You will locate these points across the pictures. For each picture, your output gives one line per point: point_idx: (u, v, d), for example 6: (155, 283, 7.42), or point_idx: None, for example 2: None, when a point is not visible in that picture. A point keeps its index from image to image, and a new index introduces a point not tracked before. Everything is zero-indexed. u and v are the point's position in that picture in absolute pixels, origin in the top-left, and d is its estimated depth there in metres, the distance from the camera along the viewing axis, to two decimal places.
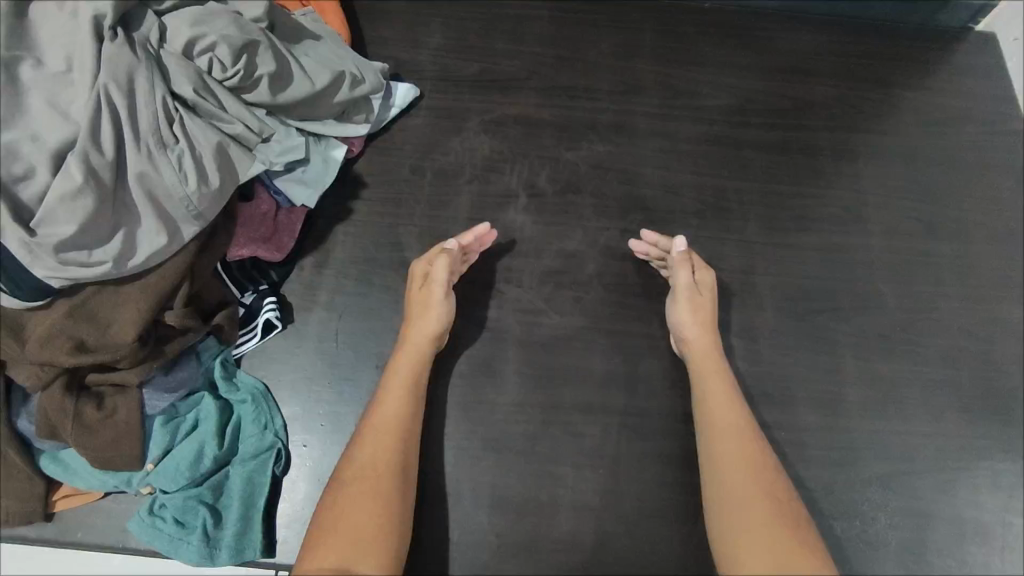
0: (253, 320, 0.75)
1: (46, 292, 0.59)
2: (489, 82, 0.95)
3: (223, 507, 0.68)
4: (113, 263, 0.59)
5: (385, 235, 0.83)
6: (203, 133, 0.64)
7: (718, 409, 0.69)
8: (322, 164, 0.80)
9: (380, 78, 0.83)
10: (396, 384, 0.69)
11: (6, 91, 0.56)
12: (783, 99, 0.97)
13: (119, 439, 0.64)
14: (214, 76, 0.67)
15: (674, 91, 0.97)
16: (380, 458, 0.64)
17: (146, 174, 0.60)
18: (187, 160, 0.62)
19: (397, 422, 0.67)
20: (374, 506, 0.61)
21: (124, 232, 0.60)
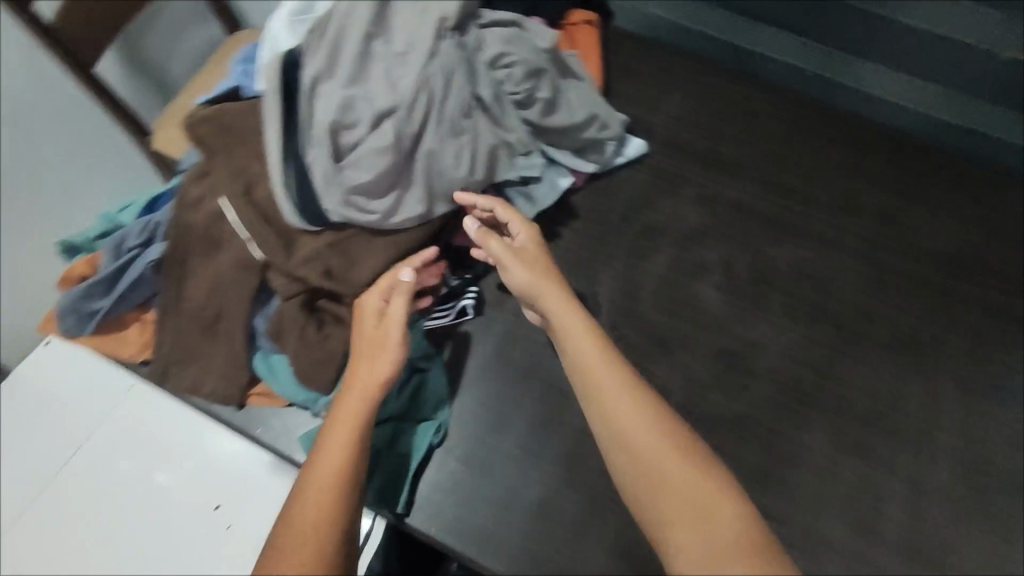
0: (452, 300, 0.82)
1: (323, 220, 0.70)
2: (711, 161, 0.99)
3: (381, 455, 0.75)
4: (382, 215, 0.69)
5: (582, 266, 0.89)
6: (486, 134, 0.74)
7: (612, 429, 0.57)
8: (549, 186, 0.87)
9: (620, 129, 0.90)
10: (341, 435, 0.59)
11: (361, 58, 0.69)
12: (1010, 264, 0.91)
13: (323, 362, 0.71)
14: (505, 88, 0.76)
15: (893, 221, 0.95)
16: (309, 532, 0.53)
17: (436, 155, 0.70)
18: (471, 151, 0.72)
19: (332, 485, 0.56)
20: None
21: (398, 193, 0.70)
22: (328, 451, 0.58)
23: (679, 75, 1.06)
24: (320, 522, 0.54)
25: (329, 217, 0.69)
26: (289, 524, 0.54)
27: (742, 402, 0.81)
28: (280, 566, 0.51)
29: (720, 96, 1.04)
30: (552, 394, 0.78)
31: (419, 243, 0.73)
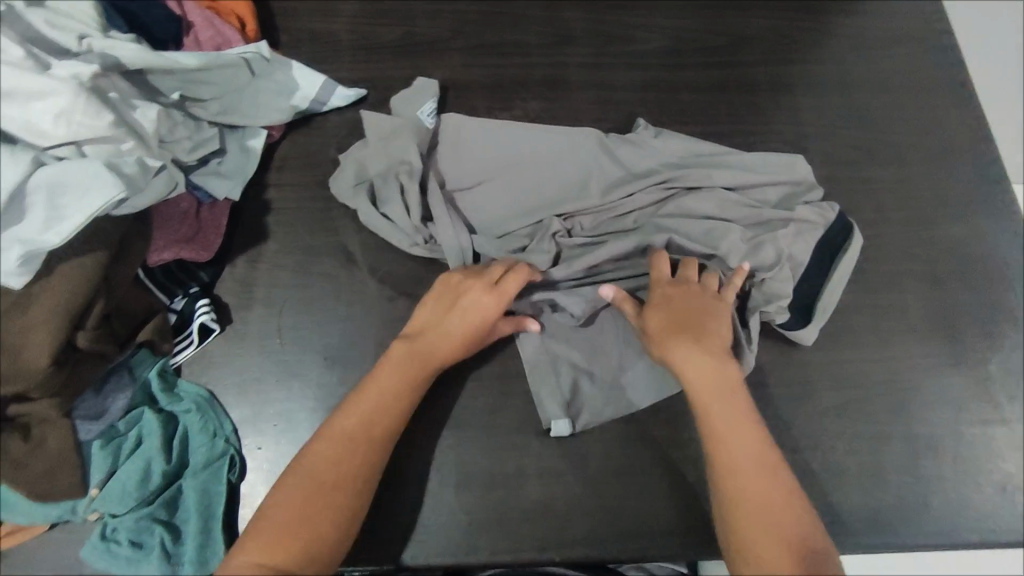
0: (187, 326, 0.71)
1: (31, 271, 0.56)
2: (412, 48, 0.90)
3: (181, 521, 0.65)
4: (61, 230, 0.56)
5: (318, 219, 0.78)
6: (139, 107, 0.63)
7: (714, 399, 0.64)
8: (240, 154, 0.76)
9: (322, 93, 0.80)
10: (389, 376, 0.66)
11: None
12: (717, 37, 0.93)
13: (55, 468, 0.61)
14: (123, 57, 0.62)
15: (605, 37, 0.92)
16: (374, 422, 0.64)
17: (64, 185, 0.56)
18: (818, 214, 0.78)
19: (370, 431, 0.63)
20: (325, 486, 0.60)
21: (65, 201, 0.56)
22: (369, 395, 0.65)
23: None
24: (386, 419, 0.64)
25: (19, 272, 0.56)
26: (367, 409, 0.64)
27: None
28: (293, 496, 0.59)
29: None
30: (341, 367, 0.73)
31: (91, 292, 0.60)
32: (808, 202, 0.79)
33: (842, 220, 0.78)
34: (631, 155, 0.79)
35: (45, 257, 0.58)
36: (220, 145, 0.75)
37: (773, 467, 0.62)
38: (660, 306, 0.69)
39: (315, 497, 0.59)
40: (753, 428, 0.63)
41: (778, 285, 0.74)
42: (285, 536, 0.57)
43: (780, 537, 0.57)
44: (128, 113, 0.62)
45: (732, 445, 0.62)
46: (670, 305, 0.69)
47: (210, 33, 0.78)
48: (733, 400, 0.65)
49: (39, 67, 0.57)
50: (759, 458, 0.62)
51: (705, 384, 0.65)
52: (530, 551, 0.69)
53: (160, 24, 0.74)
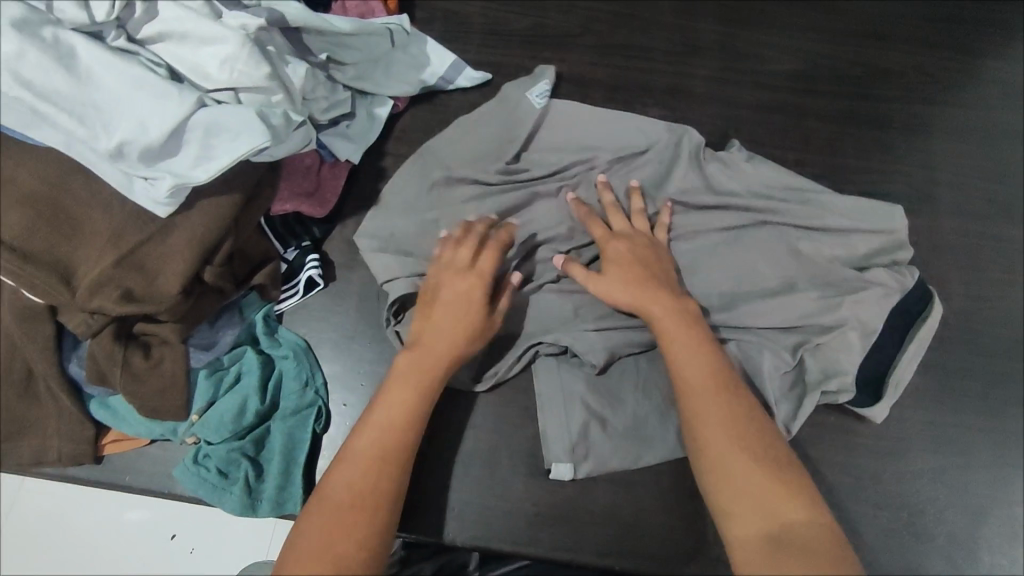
0: (295, 277, 0.74)
1: (179, 201, 0.61)
2: (538, 39, 0.90)
3: (265, 459, 0.68)
4: (212, 168, 0.59)
5: None
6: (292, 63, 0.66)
7: (688, 359, 0.62)
8: (367, 119, 0.79)
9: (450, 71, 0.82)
10: (397, 393, 0.63)
11: (80, 36, 0.56)
12: (854, 66, 0.89)
13: (166, 389, 0.65)
14: (288, 13, 0.64)
15: (735, 52, 0.90)
16: (384, 444, 0.60)
17: (218, 126, 0.59)
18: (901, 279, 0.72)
19: (382, 451, 0.60)
20: (375, 468, 0.59)
21: (219, 141, 0.60)
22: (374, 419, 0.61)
23: None
24: (394, 439, 0.61)
25: (169, 200, 0.60)
26: (395, 394, 0.63)
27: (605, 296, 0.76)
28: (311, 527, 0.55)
29: None
30: None
31: (222, 231, 0.63)
32: (894, 262, 0.74)
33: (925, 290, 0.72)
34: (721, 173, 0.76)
35: (189, 192, 0.61)
36: (350, 109, 0.77)
37: (745, 426, 0.58)
38: (611, 258, 0.68)
39: (367, 481, 0.58)
40: (727, 387, 0.60)
41: (841, 360, 0.71)
42: (348, 517, 0.56)
43: (761, 503, 0.54)
44: (282, 68, 0.65)
45: (697, 405, 0.60)
46: (623, 254, 0.68)
47: (356, 1, 0.81)
48: (702, 354, 0.62)
49: (214, 14, 0.61)
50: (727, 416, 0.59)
51: (690, 359, 0.62)
52: (592, 556, 0.68)
53: None
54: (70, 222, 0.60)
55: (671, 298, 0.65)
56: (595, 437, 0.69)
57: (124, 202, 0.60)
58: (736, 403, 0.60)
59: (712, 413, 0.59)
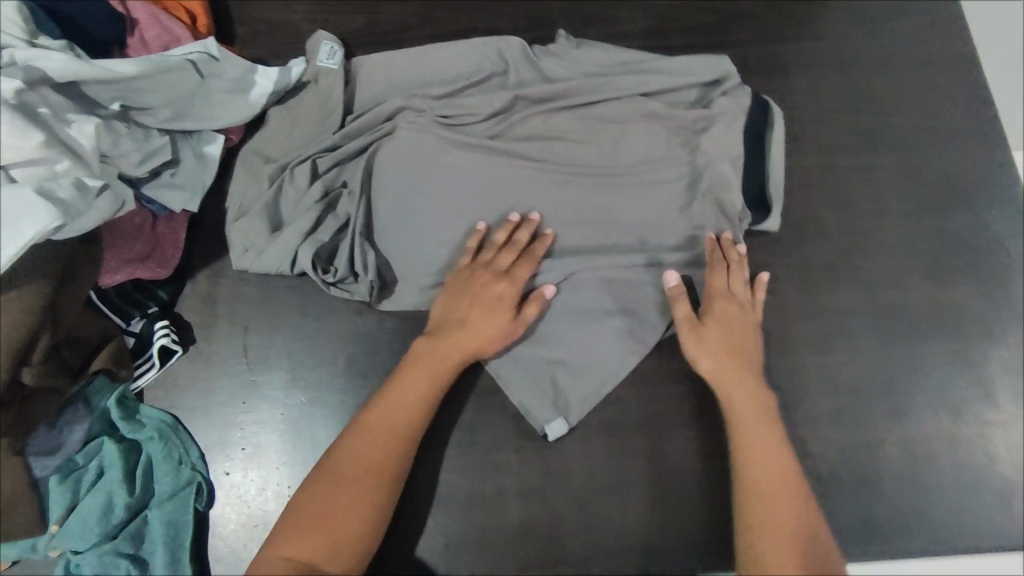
0: (147, 349, 0.68)
1: None
2: (377, 37, 0.84)
3: (148, 554, 0.63)
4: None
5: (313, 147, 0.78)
6: (79, 124, 0.59)
7: (738, 379, 0.65)
8: (196, 163, 0.72)
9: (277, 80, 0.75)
10: (419, 377, 0.64)
11: None
12: (704, 14, 0.87)
13: (10, 508, 0.58)
14: (49, 68, 0.57)
15: (585, 19, 0.87)
16: (398, 424, 0.62)
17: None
18: (739, 211, 0.75)
19: (394, 429, 0.62)
20: (388, 443, 0.62)
21: None
22: (392, 400, 0.63)
23: None
24: (410, 423, 0.63)
25: None
26: (412, 390, 0.64)
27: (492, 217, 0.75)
28: (322, 495, 0.59)
29: None
30: (311, 386, 0.70)
31: (35, 325, 0.56)
32: (729, 91, 0.79)
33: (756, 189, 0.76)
34: (554, 66, 0.81)
35: None
36: (172, 155, 0.70)
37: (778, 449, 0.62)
38: (716, 311, 0.68)
39: (378, 456, 0.61)
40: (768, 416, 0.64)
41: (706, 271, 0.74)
42: (360, 483, 0.60)
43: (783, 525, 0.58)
44: (63, 131, 0.57)
45: (744, 427, 0.63)
46: (726, 313, 0.68)
47: (155, 31, 0.73)
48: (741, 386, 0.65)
49: None
50: (781, 469, 0.61)
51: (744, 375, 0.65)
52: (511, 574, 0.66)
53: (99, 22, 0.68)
54: None
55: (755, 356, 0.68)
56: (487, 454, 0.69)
57: None
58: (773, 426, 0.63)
59: (760, 430, 0.63)
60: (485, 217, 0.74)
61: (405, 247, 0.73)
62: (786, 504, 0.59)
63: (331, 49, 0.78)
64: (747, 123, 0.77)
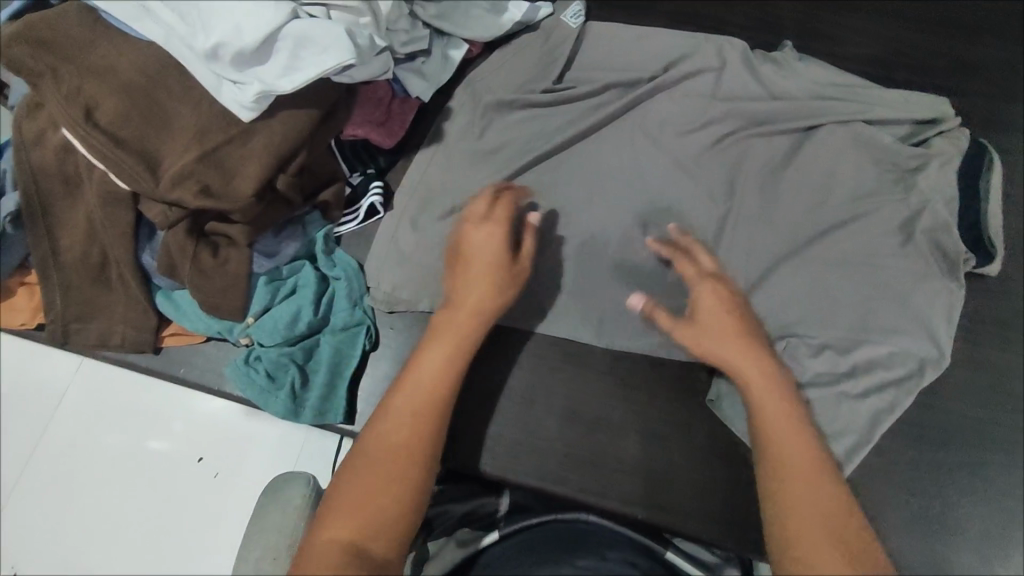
0: (357, 201, 0.77)
1: (261, 107, 0.63)
2: None
3: (312, 370, 0.71)
4: (295, 79, 0.62)
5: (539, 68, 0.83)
6: None
7: (764, 390, 0.60)
8: (441, 61, 0.81)
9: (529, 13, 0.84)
10: (436, 348, 0.62)
11: None
12: (936, 58, 0.88)
13: (229, 288, 0.68)
14: None
15: (813, 33, 0.90)
16: (421, 396, 0.58)
17: (307, 39, 0.62)
18: (962, 253, 0.74)
19: (426, 400, 0.58)
20: (420, 425, 0.57)
21: (306, 56, 0.62)
22: (412, 376, 0.60)
23: None
24: (427, 394, 0.58)
25: (252, 105, 0.62)
26: (435, 371, 0.60)
27: (683, 186, 0.78)
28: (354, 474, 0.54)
29: None
30: None
31: (299, 141, 0.66)
32: (943, 132, 0.79)
33: (974, 234, 0.76)
34: (778, 69, 0.82)
35: (273, 99, 0.64)
36: (428, 47, 0.79)
37: (815, 461, 0.55)
38: (699, 304, 0.64)
39: (416, 437, 0.56)
40: (801, 431, 0.57)
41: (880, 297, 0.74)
42: (397, 458, 0.55)
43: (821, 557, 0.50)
44: None
45: (777, 429, 0.57)
46: (714, 298, 0.64)
47: None
48: (766, 381, 0.60)
49: None
50: (804, 448, 0.56)
51: (758, 369, 0.61)
52: (617, 501, 0.69)
53: None
54: (159, 114, 0.63)
55: (767, 361, 0.61)
56: (619, 387, 0.72)
57: (212, 102, 0.64)
58: (810, 435, 0.57)
59: (781, 446, 0.56)
60: (676, 178, 0.78)
61: (600, 184, 0.78)
62: (819, 524, 0.51)
63: (578, 10, 0.84)
64: (959, 168, 0.77)
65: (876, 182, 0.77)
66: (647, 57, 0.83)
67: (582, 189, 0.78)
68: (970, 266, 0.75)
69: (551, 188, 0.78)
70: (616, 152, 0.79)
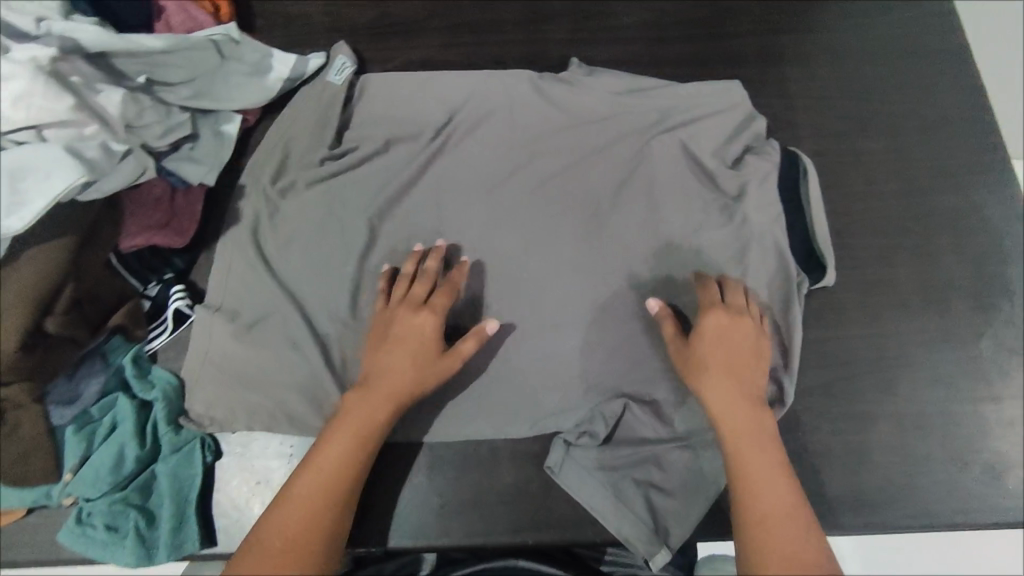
0: (161, 312, 0.72)
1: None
2: (387, 29, 0.89)
3: (155, 506, 0.66)
4: (24, 215, 0.56)
5: (320, 124, 0.82)
6: (110, 96, 0.63)
7: (724, 373, 0.65)
8: (214, 138, 0.77)
9: (298, 70, 0.83)
10: (368, 399, 0.65)
11: None
12: (701, 8, 0.91)
13: (31, 452, 0.63)
14: (79, 33, 0.63)
15: (585, 13, 0.91)
16: (348, 442, 0.63)
17: (26, 170, 0.56)
18: (761, 196, 0.77)
19: (348, 449, 0.63)
20: (346, 464, 0.62)
21: (30, 187, 0.56)
22: (342, 425, 0.64)
23: None
24: (355, 441, 0.63)
25: None
26: (333, 450, 0.63)
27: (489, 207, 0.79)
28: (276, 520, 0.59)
29: None
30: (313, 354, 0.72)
31: (60, 276, 0.60)
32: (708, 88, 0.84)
33: (804, 248, 0.77)
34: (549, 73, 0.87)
35: (10, 242, 0.58)
36: (192, 129, 0.75)
37: (761, 442, 0.62)
38: (709, 331, 0.67)
39: (330, 483, 0.61)
40: (757, 416, 0.64)
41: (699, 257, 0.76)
42: (325, 503, 0.60)
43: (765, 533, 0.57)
44: (93, 99, 0.61)
45: (731, 411, 0.63)
46: (722, 324, 0.67)
47: (181, 17, 0.79)
48: (735, 378, 0.65)
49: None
50: (750, 430, 0.63)
51: (731, 359, 0.66)
52: (504, 533, 0.69)
53: (131, 12, 0.74)
54: None
55: (750, 357, 0.66)
56: (479, 423, 0.70)
57: None
58: (763, 423, 0.63)
59: (742, 431, 0.62)
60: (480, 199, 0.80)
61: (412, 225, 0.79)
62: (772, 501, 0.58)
63: (342, 65, 0.84)
64: (748, 158, 0.80)
65: (663, 150, 0.80)
66: (426, 90, 0.85)
67: (395, 238, 0.78)
68: (806, 288, 0.75)
69: (364, 248, 0.77)
70: (424, 191, 0.80)
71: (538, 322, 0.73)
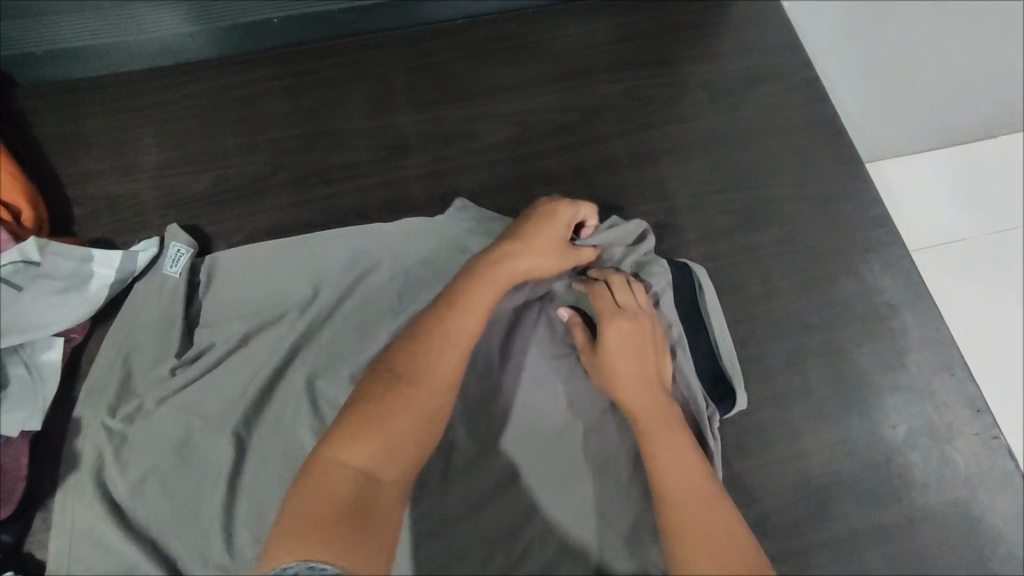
0: None
1: None
2: (227, 194, 0.80)
3: None
4: None
5: (164, 327, 0.71)
6: None
7: (658, 437, 0.63)
8: (30, 377, 0.66)
9: (126, 267, 0.72)
10: (442, 362, 0.60)
11: None
12: (565, 113, 0.86)
13: None
14: None
15: (443, 138, 0.84)
16: (432, 404, 0.58)
17: None
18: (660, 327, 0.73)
19: (430, 406, 0.58)
20: (413, 418, 0.56)
21: None
22: (423, 369, 0.59)
23: (135, 111, 0.83)
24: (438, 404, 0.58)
25: None
26: (389, 400, 0.57)
27: None
28: (324, 474, 0.52)
29: (196, 109, 0.83)
30: None
31: None
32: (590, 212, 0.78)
33: (713, 373, 0.73)
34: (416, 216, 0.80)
35: None
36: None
37: (706, 501, 0.58)
38: (610, 343, 0.68)
39: (408, 440, 0.56)
40: (699, 468, 0.61)
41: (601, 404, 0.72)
42: (387, 474, 0.54)
43: None
44: None
45: (667, 460, 0.61)
46: (626, 335, 0.68)
47: None
48: (674, 441, 0.63)
49: None
50: (699, 493, 0.59)
51: (657, 422, 0.64)
52: None
53: None
54: None
55: (670, 408, 0.66)
56: None
57: None
58: (711, 484, 0.60)
59: (686, 482, 0.59)
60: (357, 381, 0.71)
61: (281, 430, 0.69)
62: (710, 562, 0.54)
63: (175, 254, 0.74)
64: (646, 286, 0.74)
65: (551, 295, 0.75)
66: (283, 262, 0.76)
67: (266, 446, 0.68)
68: (719, 419, 0.71)
69: (233, 465, 0.67)
70: (292, 379, 0.71)
71: (439, 517, 0.66)
